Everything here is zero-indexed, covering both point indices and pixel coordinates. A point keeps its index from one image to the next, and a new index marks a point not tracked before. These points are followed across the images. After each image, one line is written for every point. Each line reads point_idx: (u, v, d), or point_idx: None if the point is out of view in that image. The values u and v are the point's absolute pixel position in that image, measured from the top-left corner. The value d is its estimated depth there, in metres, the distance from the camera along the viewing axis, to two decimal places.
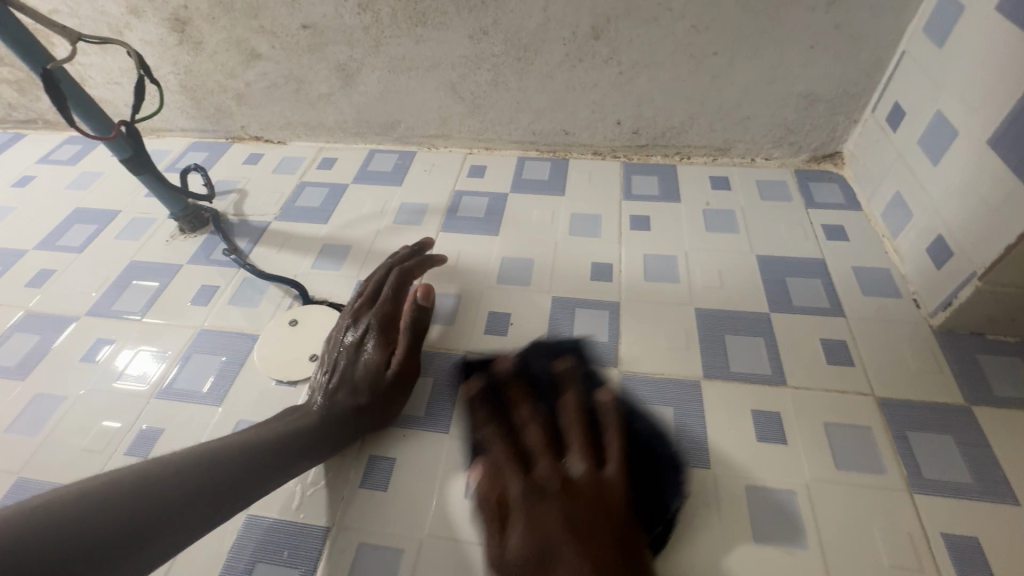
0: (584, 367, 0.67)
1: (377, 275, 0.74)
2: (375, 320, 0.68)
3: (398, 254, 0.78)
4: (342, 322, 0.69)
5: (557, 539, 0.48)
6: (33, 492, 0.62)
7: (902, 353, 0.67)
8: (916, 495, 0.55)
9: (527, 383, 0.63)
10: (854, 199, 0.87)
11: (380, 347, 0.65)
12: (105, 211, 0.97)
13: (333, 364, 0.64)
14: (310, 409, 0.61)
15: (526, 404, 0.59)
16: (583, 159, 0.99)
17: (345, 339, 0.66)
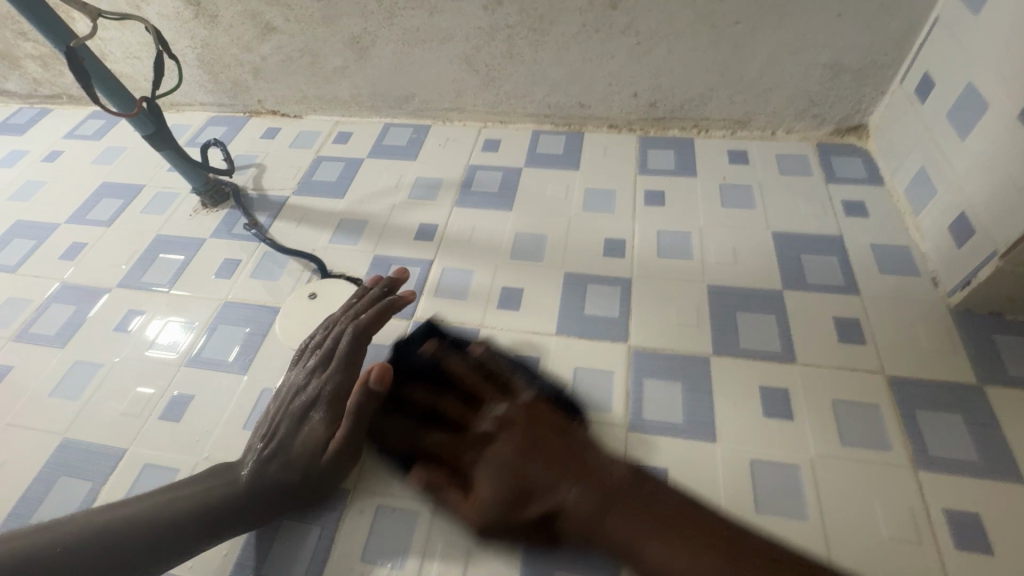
0: (448, 338, 0.69)
1: (338, 324, 0.65)
2: (326, 388, 0.61)
3: (365, 295, 0.68)
4: (294, 377, 0.63)
5: (519, 470, 0.54)
6: (76, 450, 0.67)
7: (916, 332, 0.66)
8: (920, 472, 0.56)
9: (410, 369, 0.65)
10: (877, 174, 0.85)
11: (326, 422, 0.60)
12: (131, 186, 1.00)
13: (274, 429, 0.60)
14: (238, 477, 0.57)
15: (422, 388, 0.63)
16: (599, 133, 0.98)
17: (294, 403, 0.61)
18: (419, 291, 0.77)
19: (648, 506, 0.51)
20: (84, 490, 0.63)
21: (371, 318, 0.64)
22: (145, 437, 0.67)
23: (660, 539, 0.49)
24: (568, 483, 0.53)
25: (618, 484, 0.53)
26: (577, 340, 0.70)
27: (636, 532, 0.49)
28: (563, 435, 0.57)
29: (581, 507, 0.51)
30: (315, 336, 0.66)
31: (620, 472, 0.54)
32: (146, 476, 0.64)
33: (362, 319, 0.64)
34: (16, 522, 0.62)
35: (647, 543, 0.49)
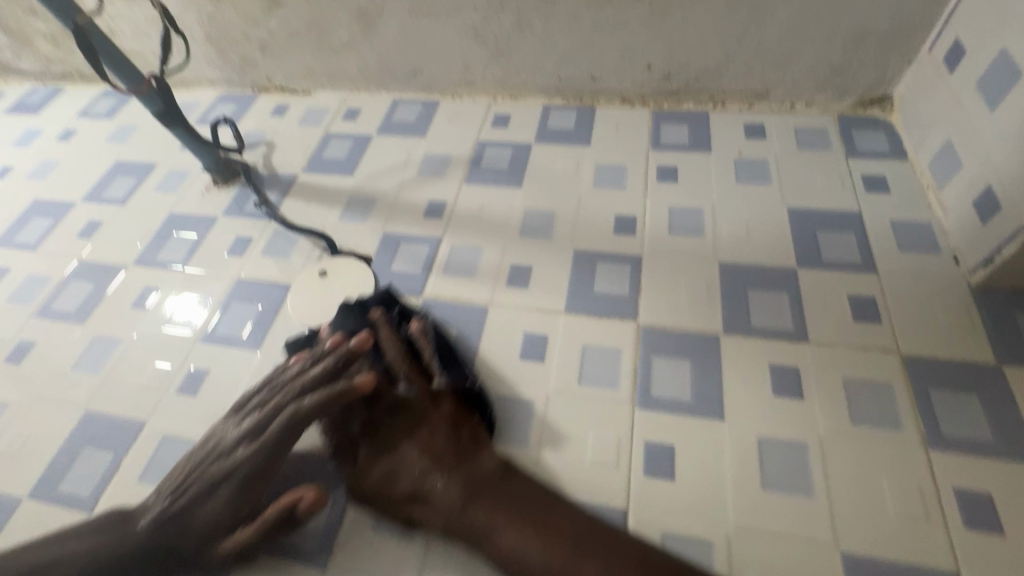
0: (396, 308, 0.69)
1: (283, 396, 0.59)
2: (245, 465, 0.56)
3: (323, 364, 0.60)
4: (228, 428, 0.60)
5: (403, 447, 0.58)
6: (99, 423, 0.69)
7: (934, 310, 0.65)
8: (932, 451, 0.55)
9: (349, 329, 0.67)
10: (899, 147, 0.82)
11: (231, 503, 0.56)
12: (143, 164, 1.00)
13: (184, 483, 0.57)
14: (141, 526, 0.57)
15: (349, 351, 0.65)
16: (611, 107, 0.96)
17: (212, 464, 0.57)
18: (427, 269, 0.77)
19: (518, 504, 0.54)
20: (107, 461, 0.65)
21: (313, 407, 0.56)
22: (163, 410, 0.69)
23: (521, 529, 0.52)
24: (440, 475, 0.56)
25: (490, 481, 0.56)
26: (585, 318, 0.69)
27: (495, 522, 0.53)
28: (454, 429, 0.59)
29: (444, 500, 0.55)
30: (260, 396, 0.61)
31: (494, 467, 0.57)
32: (165, 448, 0.66)
33: (302, 403, 0.57)
34: (42, 490, 0.64)
35: (507, 533, 0.52)
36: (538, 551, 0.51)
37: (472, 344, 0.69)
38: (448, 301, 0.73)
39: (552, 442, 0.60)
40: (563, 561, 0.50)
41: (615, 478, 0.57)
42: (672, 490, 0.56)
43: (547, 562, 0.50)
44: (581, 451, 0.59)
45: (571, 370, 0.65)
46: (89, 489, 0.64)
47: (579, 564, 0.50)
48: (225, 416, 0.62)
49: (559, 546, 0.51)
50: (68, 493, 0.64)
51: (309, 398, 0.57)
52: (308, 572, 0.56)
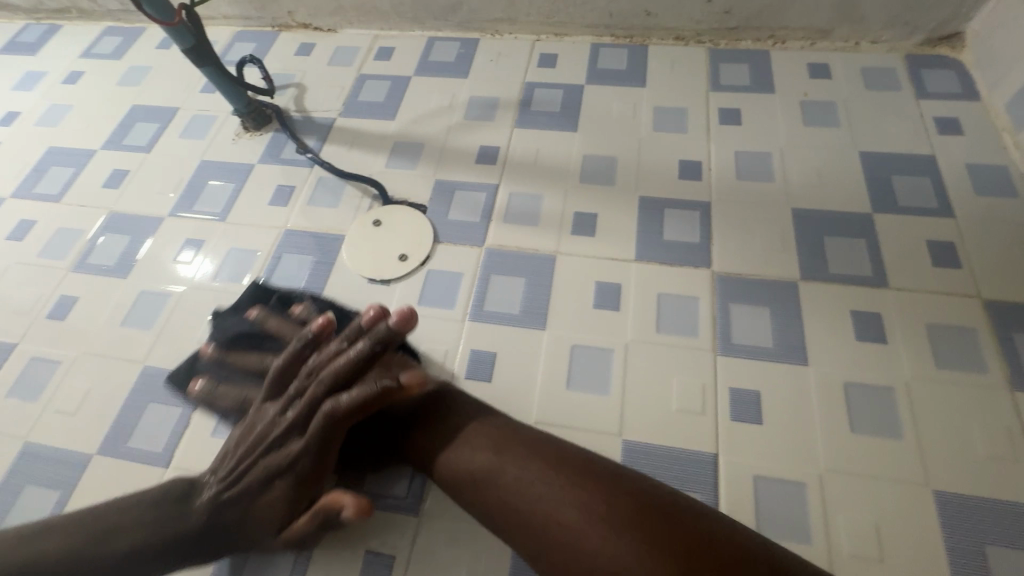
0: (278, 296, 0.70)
1: (320, 385, 0.54)
2: (299, 459, 0.53)
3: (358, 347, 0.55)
4: (272, 413, 0.56)
5: None
6: (161, 378, 0.67)
7: (1013, 255, 0.64)
8: (1017, 392, 0.56)
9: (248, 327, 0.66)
10: (972, 87, 0.79)
11: (293, 492, 0.53)
12: (164, 109, 0.94)
13: (237, 469, 0.54)
14: (196, 510, 0.52)
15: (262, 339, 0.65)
16: (664, 46, 0.90)
17: (267, 454, 0.54)
18: (486, 217, 0.74)
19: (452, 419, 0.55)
20: (176, 416, 0.64)
21: (355, 404, 0.52)
22: None
23: (457, 447, 0.53)
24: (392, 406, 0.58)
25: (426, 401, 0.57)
26: (658, 267, 0.68)
27: (432, 444, 0.54)
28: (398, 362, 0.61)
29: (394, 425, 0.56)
30: (298, 382, 0.56)
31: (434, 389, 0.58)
32: None
33: (342, 399, 0.52)
34: (112, 446, 0.63)
35: (445, 451, 0.53)
36: (475, 465, 0.51)
37: (543, 294, 0.67)
38: (513, 250, 0.71)
39: (635, 390, 0.60)
40: (489, 467, 0.51)
41: (703, 424, 0.57)
42: (762, 435, 0.56)
43: (474, 473, 0.51)
44: (666, 398, 0.59)
45: (648, 318, 0.64)
46: (161, 444, 0.63)
47: (503, 467, 0.51)
48: (266, 399, 0.58)
49: (485, 454, 0.52)
50: (140, 449, 0.63)
51: (348, 394, 0.52)
52: (402, 519, 0.57)
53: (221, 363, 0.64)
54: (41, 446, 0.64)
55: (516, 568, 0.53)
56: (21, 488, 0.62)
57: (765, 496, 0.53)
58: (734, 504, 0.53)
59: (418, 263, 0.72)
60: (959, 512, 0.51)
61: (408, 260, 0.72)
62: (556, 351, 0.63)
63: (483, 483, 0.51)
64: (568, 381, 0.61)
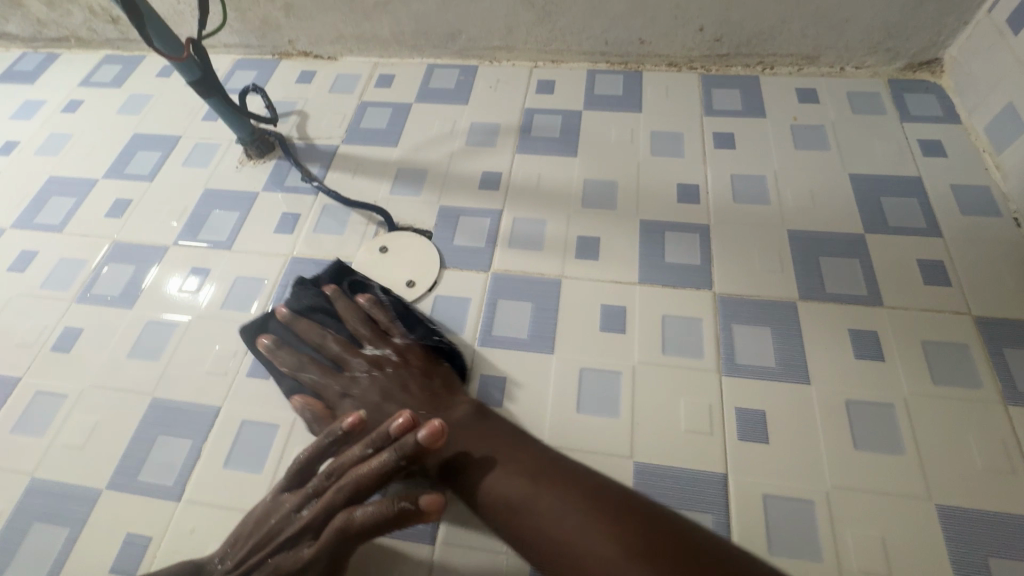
0: (349, 279, 0.71)
1: (338, 491, 0.53)
2: (306, 569, 0.51)
3: (380, 459, 0.53)
4: (288, 508, 0.55)
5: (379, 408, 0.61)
6: (169, 410, 0.67)
7: (1000, 272, 0.67)
8: (1009, 405, 0.58)
9: (298, 308, 0.69)
10: (953, 111, 0.82)
11: None
12: (166, 137, 0.95)
13: (245, 561, 0.53)
14: None
15: (311, 325, 0.68)
16: (657, 72, 0.93)
17: (273, 557, 0.53)
18: (491, 242, 0.76)
19: (488, 441, 0.57)
20: (186, 449, 0.64)
21: (370, 525, 0.50)
22: (237, 394, 0.67)
23: (495, 469, 0.55)
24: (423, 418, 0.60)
25: (466, 425, 0.59)
26: (661, 289, 0.69)
27: (469, 464, 0.56)
28: (428, 378, 0.63)
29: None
30: (318, 479, 0.55)
31: (472, 411, 0.60)
32: (247, 432, 0.64)
33: (356, 516, 0.51)
34: (121, 481, 0.63)
35: (481, 473, 0.55)
36: (509, 485, 0.53)
37: (550, 318, 0.69)
38: (519, 275, 0.72)
39: (643, 412, 0.61)
40: (525, 494, 0.53)
41: (711, 445, 0.59)
42: (768, 454, 0.58)
43: (510, 500, 0.53)
44: (674, 419, 0.60)
45: (653, 341, 0.66)
46: (172, 478, 0.62)
47: (540, 496, 0.52)
48: (283, 489, 0.57)
49: (521, 482, 0.53)
50: (150, 484, 0.62)
51: (362, 511, 0.51)
52: (415, 548, 0.57)
53: (289, 328, 0.68)
54: (48, 481, 0.64)
55: None
56: (27, 527, 0.61)
57: (774, 516, 0.54)
58: (745, 524, 0.54)
59: (425, 289, 0.73)
60: (961, 525, 0.53)
61: (415, 286, 0.73)
62: (565, 375, 0.64)
63: (518, 511, 0.52)
64: (578, 406, 0.62)
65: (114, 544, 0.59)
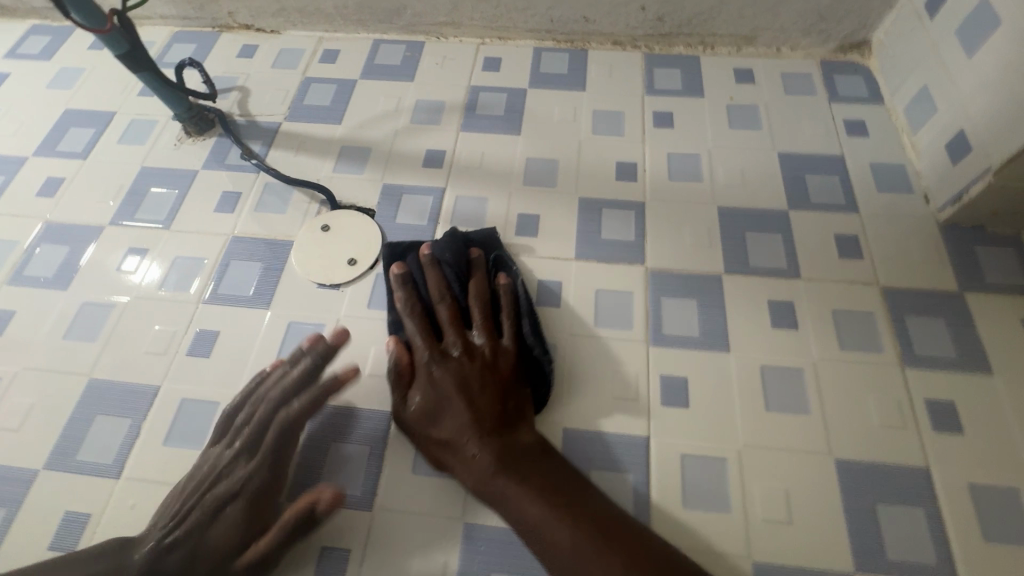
0: (494, 253, 0.69)
1: (268, 407, 0.60)
2: (253, 479, 0.57)
3: (301, 368, 0.62)
4: (218, 451, 0.59)
5: (450, 399, 0.59)
6: (107, 391, 0.67)
7: (908, 246, 0.72)
8: (906, 368, 0.63)
9: (443, 258, 0.67)
10: (877, 92, 0.86)
11: (245, 519, 0.56)
12: (100, 113, 0.91)
13: (187, 512, 0.56)
14: (136, 563, 0.54)
15: (438, 278, 0.66)
16: (602, 50, 0.94)
17: (215, 490, 0.57)
18: (434, 220, 0.77)
19: (549, 478, 0.55)
20: (125, 428, 0.64)
21: (311, 408, 0.60)
22: (177, 374, 0.67)
23: (546, 508, 0.53)
24: (479, 440, 0.57)
25: (533, 454, 0.57)
26: (595, 265, 0.72)
27: (512, 500, 0.54)
28: (505, 394, 0.60)
29: (472, 462, 0.57)
30: (242, 413, 0.61)
31: (534, 443, 0.58)
32: (187, 410, 0.65)
33: (297, 408, 0.60)
34: (58, 461, 0.63)
35: (525, 503, 0.54)
36: (563, 535, 0.52)
37: None
38: None
39: (575, 381, 0.64)
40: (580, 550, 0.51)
41: (636, 410, 0.62)
42: (687, 417, 0.61)
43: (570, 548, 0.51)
44: (601, 387, 0.64)
45: (587, 314, 0.68)
46: (111, 457, 0.63)
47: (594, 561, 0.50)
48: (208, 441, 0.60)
49: (589, 541, 0.51)
50: (89, 462, 0.63)
51: (300, 402, 0.60)
52: (352, 515, 0.59)
53: (423, 270, 0.67)
54: None
55: (468, 552, 0.57)
56: None
57: (690, 475, 0.59)
58: (664, 483, 0.58)
59: (367, 267, 0.74)
60: (855, 474, 0.58)
61: (358, 264, 0.74)
62: None
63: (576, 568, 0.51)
64: None
65: (53, 522, 0.60)
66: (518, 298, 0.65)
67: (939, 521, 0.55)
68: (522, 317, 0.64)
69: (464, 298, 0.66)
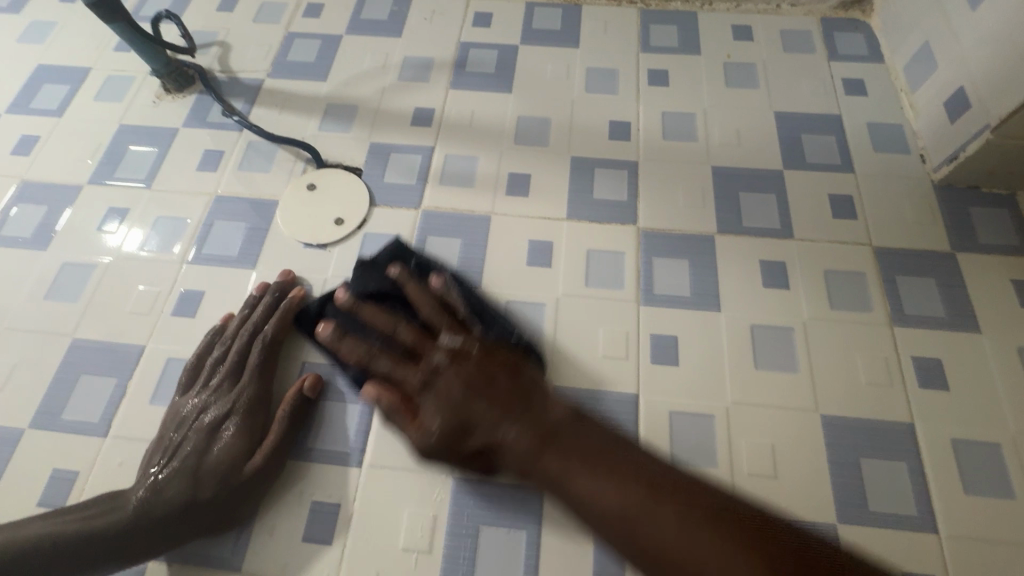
0: (414, 259, 0.67)
1: (236, 338, 0.63)
2: (237, 398, 0.59)
3: (260, 302, 0.65)
4: (194, 394, 0.61)
5: (463, 402, 0.54)
6: (91, 352, 0.66)
7: (902, 206, 0.71)
8: (895, 326, 0.63)
9: (366, 292, 0.64)
10: (878, 50, 0.84)
11: (241, 433, 0.58)
12: (74, 69, 0.88)
13: (178, 448, 0.57)
14: (135, 504, 0.54)
15: (376, 309, 0.62)
16: (597, 5, 0.91)
17: (203, 418, 0.59)
18: (422, 179, 0.75)
19: (585, 443, 0.50)
20: (111, 388, 0.64)
21: (279, 328, 0.63)
22: (162, 334, 0.66)
23: (598, 476, 0.48)
24: (506, 423, 0.53)
25: (565, 420, 0.52)
26: (587, 225, 0.71)
27: (572, 473, 0.49)
28: (510, 371, 0.56)
29: (516, 448, 0.52)
30: (210, 356, 0.63)
31: (563, 410, 0.53)
32: (173, 370, 0.64)
33: (266, 330, 0.63)
34: (44, 421, 0.62)
35: (582, 479, 0.48)
36: (619, 498, 0.46)
37: (480, 254, 0.70)
38: (449, 212, 0.73)
39: (564, 340, 0.64)
40: (628, 502, 0.46)
41: (625, 368, 0.62)
42: (677, 375, 0.62)
43: (626, 508, 0.46)
44: (591, 347, 0.63)
45: (577, 274, 0.68)
46: (97, 416, 0.62)
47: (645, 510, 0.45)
48: (181, 392, 0.61)
49: (635, 489, 0.46)
50: (75, 422, 0.62)
51: (268, 324, 0.64)
52: (343, 470, 0.59)
53: (351, 316, 0.63)
54: None
55: (458, 507, 0.57)
56: None
57: (678, 431, 0.59)
58: (652, 439, 0.59)
59: (354, 227, 0.72)
60: (841, 430, 0.58)
61: (345, 224, 0.72)
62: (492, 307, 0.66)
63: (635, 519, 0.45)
64: None
65: (41, 480, 0.60)
66: (467, 291, 0.65)
67: (922, 474, 0.56)
68: (484, 310, 0.64)
69: (416, 315, 0.63)
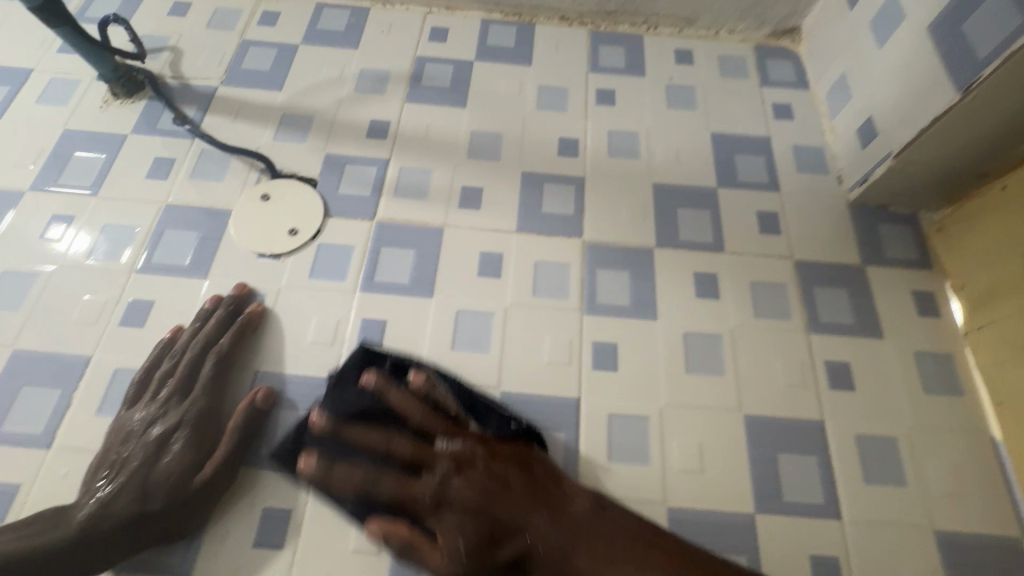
0: (388, 360, 0.65)
1: (188, 352, 0.64)
2: (188, 412, 0.60)
3: (214, 316, 0.66)
4: (141, 409, 0.61)
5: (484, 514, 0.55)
6: (33, 363, 0.65)
7: (820, 223, 0.78)
8: (811, 333, 0.70)
9: (347, 410, 0.61)
10: (804, 78, 0.91)
11: (190, 447, 0.58)
12: (14, 70, 0.85)
13: (125, 461, 0.57)
14: (80, 520, 0.54)
15: (364, 427, 0.60)
16: (549, 25, 0.95)
17: (151, 433, 0.59)
18: (377, 191, 0.77)
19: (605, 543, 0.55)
20: (55, 399, 0.63)
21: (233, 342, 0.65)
22: (109, 344, 0.66)
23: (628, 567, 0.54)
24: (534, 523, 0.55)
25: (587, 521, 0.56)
26: (535, 238, 0.75)
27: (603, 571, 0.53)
28: (524, 468, 0.58)
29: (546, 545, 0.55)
30: (160, 369, 0.63)
31: (584, 505, 0.57)
32: (120, 381, 0.64)
33: (222, 343, 0.64)
34: None
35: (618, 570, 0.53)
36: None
37: (433, 266, 0.72)
38: (403, 223, 0.75)
39: (512, 347, 0.67)
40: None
41: (568, 374, 0.66)
42: (615, 380, 0.66)
43: None
44: (537, 353, 0.67)
45: (525, 284, 0.71)
46: (41, 427, 0.62)
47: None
48: (127, 406, 0.61)
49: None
50: (16, 434, 0.61)
51: (223, 338, 0.65)
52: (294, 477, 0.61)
53: (337, 437, 0.59)
54: None
55: None
56: None
57: (615, 432, 0.63)
58: (591, 441, 0.63)
59: (308, 238, 0.73)
60: (761, 428, 0.64)
61: (299, 235, 0.73)
62: (444, 317, 0.69)
63: None
64: (454, 343, 0.67)
65: None
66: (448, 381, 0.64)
67: (830, 467, 0.63)
68: (474, 402, 0.63)
69: (402, 423, 0.61)
